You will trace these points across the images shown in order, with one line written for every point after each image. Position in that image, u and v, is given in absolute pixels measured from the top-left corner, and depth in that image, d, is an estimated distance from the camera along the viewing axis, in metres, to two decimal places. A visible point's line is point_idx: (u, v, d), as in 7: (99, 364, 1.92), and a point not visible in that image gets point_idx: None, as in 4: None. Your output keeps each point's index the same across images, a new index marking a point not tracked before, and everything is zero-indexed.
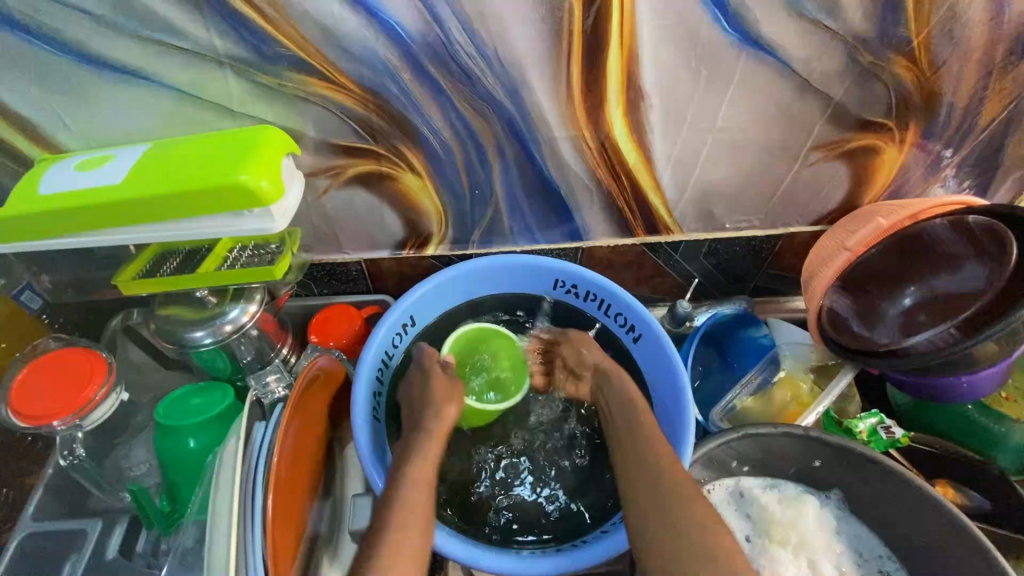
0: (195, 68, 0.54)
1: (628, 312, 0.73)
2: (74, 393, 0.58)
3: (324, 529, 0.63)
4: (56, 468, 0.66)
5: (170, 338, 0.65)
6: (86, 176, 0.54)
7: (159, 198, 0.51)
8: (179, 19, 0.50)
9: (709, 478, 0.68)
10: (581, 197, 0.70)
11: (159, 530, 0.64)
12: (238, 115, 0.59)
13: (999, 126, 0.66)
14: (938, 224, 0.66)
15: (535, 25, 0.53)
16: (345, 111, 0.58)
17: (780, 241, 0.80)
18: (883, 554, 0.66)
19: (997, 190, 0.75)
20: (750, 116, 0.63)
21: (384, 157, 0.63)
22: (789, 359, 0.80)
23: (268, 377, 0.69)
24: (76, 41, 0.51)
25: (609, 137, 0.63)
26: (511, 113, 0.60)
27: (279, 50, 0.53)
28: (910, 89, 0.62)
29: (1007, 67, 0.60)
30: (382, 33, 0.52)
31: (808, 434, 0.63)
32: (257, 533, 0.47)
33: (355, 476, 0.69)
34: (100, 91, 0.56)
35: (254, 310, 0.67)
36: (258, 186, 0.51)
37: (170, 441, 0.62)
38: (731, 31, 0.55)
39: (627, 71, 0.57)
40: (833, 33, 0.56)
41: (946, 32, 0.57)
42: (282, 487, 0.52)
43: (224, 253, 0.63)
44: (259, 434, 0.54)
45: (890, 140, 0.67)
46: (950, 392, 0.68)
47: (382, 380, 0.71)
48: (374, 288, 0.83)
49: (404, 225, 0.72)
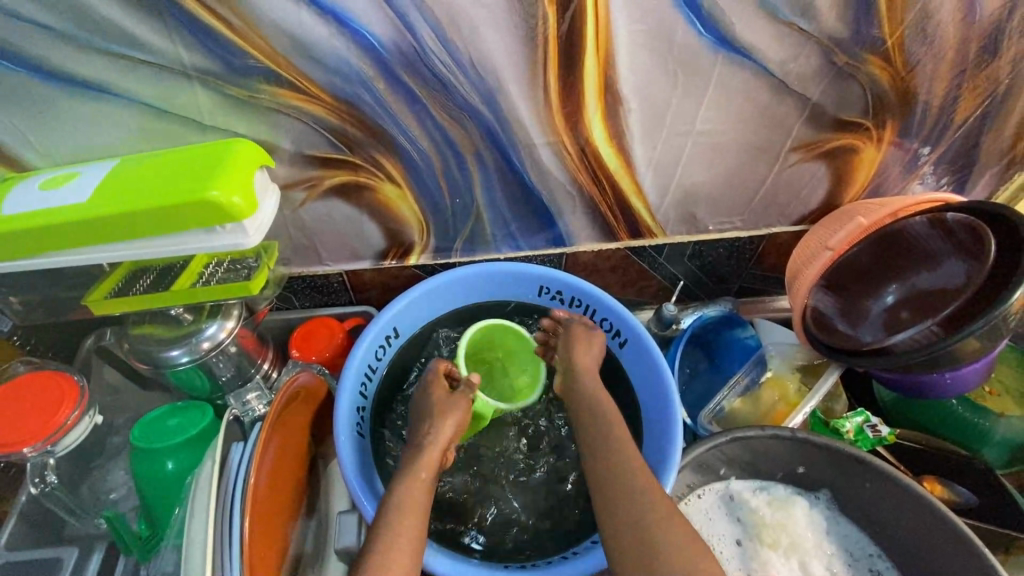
0: (161, 80, 0.53)
1: (613, 316, 0.73)
2: (45, 418, 0.57)
3: (308, 548, 0.62)
4: (30, 495, 0.62)
5: (145, 358, 0.64)
6: (50, 195, 0.52)
7: (126, 216, 0.49)
8: (144, 33, 0.49)
9: (698, 483, 0.68)
10: (563, 203, 0.70)
11: (137, 557, 0.63)
12: (209, 128, 0.57)
13: (974, 123, 0.67)
14: (918, 222, 0.68)
15: (509, 32, 0.52)
16: (320, 122, 0.57)
17: (763, 242, 0.80)
18: (873, 553, 0.66)
19: (974, 185, 0.75)
20: (729, 117, 0.63)
21: (361, 168, 0.62)
22: (776, 359, 0.80)
23: (247, 395, 0.68)
24: (39, 57, 0.50)
25: (589, 141, 0.62)
26: (488, 120, 0.59)
27: (249, 62, 0.52)
28: (886, 89, 0.62)
29: (980, 64, 0.61)
30: (353, 42, 0.52)
31: (796, 435, 0.63)
32: (235, 558, 0.46)
33: (341, 494, 0.67)
34: (64, 108, 0.54)
35: (231, 326, 0.66)
36: (230, 202, 0.49)
37: (147, 464, 0.60)
38: (707, 34, 0.55)
39: (604, 76, 0.57)
40: (809, 34, 0.56)
41: (919, 31, 0.57)
42: (262, 510, 0.51)
43: (199, 268, 0.62)
44: (236, 456, 0.53)
45: (868, 140, 0.68)
46: (934, 388, 0.69)
47: (366, 394, 0.70)
48: (357, 300, 0.81)
49: (384, 235, 0.71)
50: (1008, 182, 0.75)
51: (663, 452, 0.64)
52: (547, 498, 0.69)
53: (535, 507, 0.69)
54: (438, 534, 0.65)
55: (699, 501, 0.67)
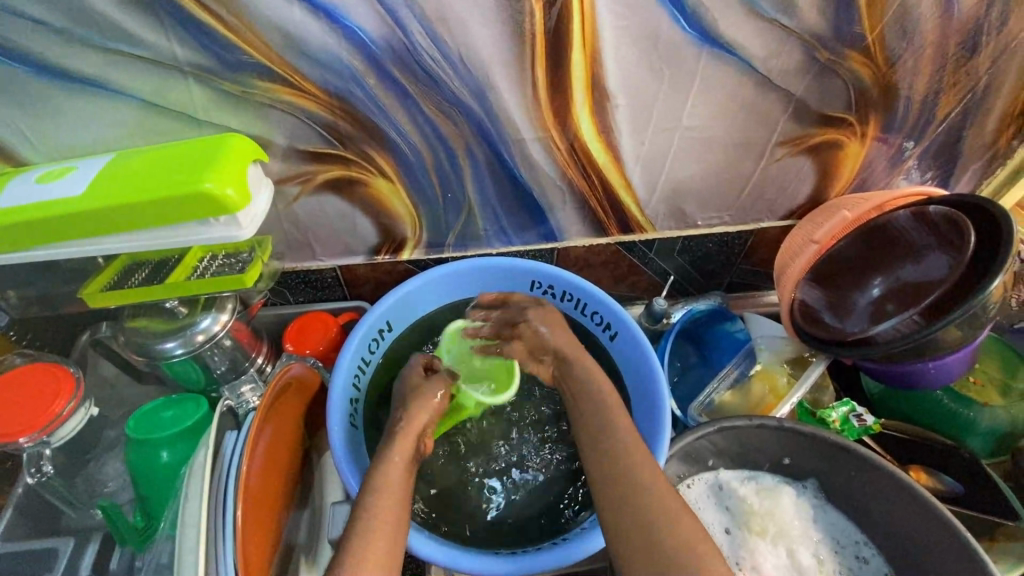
0: (155, 76, 0.54)
1: (603, 309, 0.74)
2: (41, 409, 0.58)
3: (303, 538, 0.63)
4: (24, 487, 0.63)
5: (141, 351, 0.65)
6: (46, 188, 0.53)
7: (122, 208, 0.50)
8: (139, 29, 0.50)
9: (686, 473, 0.69)
10: (553, 198, 0.71)
11: (133, 548, 0.62)
12: (202, 123, 0.58)
13: (956, 118, 0.68)
14: (902, 216, 0.69)
15: (497, 28, 0.53)
16: (312, 117, 0.58)
17: (752, 237, 0.81)
18: (859, 540, 0.67)
19: (958, 180, 0.77)
20: (715, 113, 0.64)
21: (354, 162, 0.63)
22: (765, 352, 0.81)
23: (242, 387, 0.68)
24: (36, 53, 0.51)
25: (578, 137, 0.64)
26: (477, 115, 0.60)
27: (242, 58, 0.53)
28: (868, 84, 0.64)
29: (960, 60, 0.62)
30: (345, 39, 0.53)
31: (781, 425, 0.64)
32: (230, 545, 0.47)
33: (334, 485, 0.69)
34: (59, 103, 0.55)
35: (226, 319, 0.67)
36: (223, 194, 0.50)
37: (142, 454, 0.61)
38: (689, 29, 0.56)
39: (591, 72, 0.58)
40: (791, 30, 0.57)
41: (898, 28, 0.59)
42: (255, 498, 0.52)
43: (193, 262, 0.62)
44: (230, 445, 0.54)
45: (852, 135, 0.69)
46: (919, 378, 0.69)
47: (359, 387, 0.71)
48: (351, 295, 0.82)
49: (377, 230, 0.72)
50: (991, 176, 0.77)
51: (651, 441, 0.65)
52: (538, 487, 0.70)
53: (524, 494, 0.70)
54: (432, 524, 0.66)
55: (688, 491, 0.68)
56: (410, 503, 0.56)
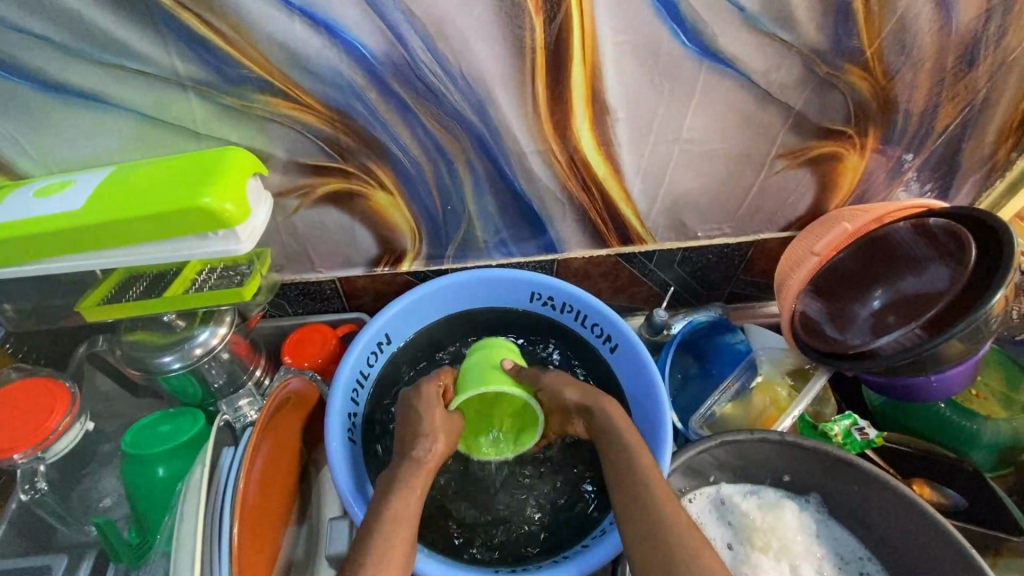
0: (156, 90, 0.54)
1: (605, 321, 0.74)
2: (36, 424, 0.57)
3: (299, 554, 0.62)
4: (19, 502, 0.62)
5: (138, 364, 0.65)
6: (44, 202, 0.53)
7: (121, 223, 0.50)
8: (139, 43, 0.50)
9: (688, 487, 0.68)
10: (553, 210, 0.71)
11: (127, 565, 0.62)
12: (202, 137, 0.58)
13: (954, 132, 0.69)
14: (902, 228, 0.69)
15: (498, 43, 0.53)
16: (313, 131, 0.58)
17: (752, 248, 0.81)
18: (863, 556, 0.66)
19: (956, 192, 0.77)
20: (715, 125, 0.64)
21: (354, 175, 0.63)
22: (766, 363, 0.80)
23: (240, 401, 0.68)
24: (35, 67, 0.51)
25: (577, 151, 0.64)
26: (478, 128, 0.60)
27: (242, 72, 0.53)
28: (867, 97, 0.64)
29: (959, 74, 0.62)
30: (346, 54, 0.53)
31: (784, 439, 0.64)
32: (225, 563, 0.46)
33: (332, 499, 0.68)
34: (58, 118, 0.55)
35: (223, 333, 0.66)
36: (222, 209, 0.50)
37: (137, 469, 0.60)
38: (690, 45, 0.56)
39: (591, 86, 0.58)
40: (790, 45, 0.58)
41: (897, 43, 0.59)
42: (251, 515, 0.51)
43: (191, 275, 0.62)
44: (227, 461, 0.53)
45: (851, 147, 0.69)
46: (920, 391, 0.69)
47: (358, 400, 0.71)
48: (349, 307, 0.82)
49: (378, 242, 0.72)
50: (989, 189, 0.77)
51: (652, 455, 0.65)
52: (541, 506, 0.70)
53: (528, 515, 0.69)
54: (436, 543, 0.66)
55: (691, 505, 0.68)
56: (415, 525, 0.55)
